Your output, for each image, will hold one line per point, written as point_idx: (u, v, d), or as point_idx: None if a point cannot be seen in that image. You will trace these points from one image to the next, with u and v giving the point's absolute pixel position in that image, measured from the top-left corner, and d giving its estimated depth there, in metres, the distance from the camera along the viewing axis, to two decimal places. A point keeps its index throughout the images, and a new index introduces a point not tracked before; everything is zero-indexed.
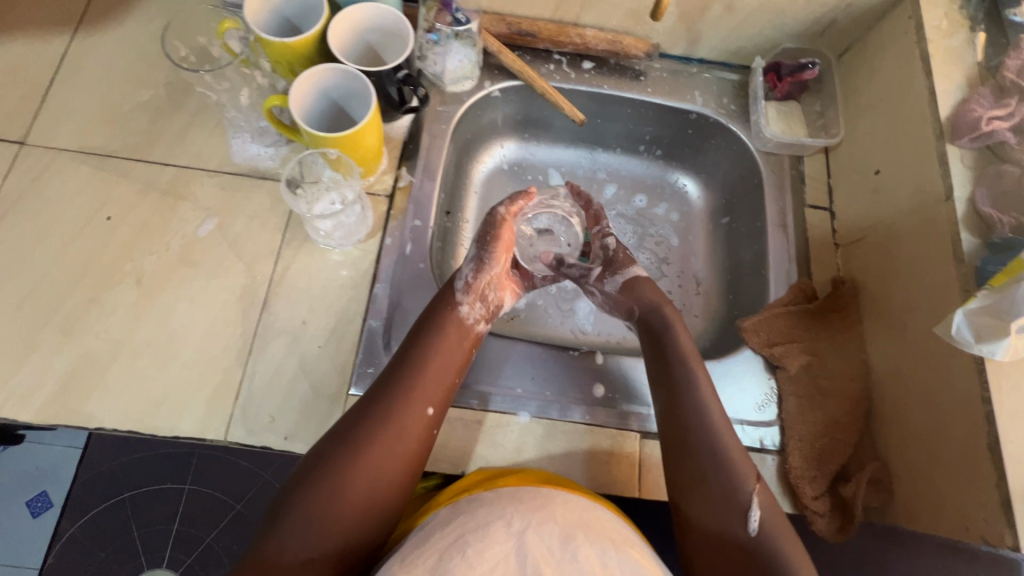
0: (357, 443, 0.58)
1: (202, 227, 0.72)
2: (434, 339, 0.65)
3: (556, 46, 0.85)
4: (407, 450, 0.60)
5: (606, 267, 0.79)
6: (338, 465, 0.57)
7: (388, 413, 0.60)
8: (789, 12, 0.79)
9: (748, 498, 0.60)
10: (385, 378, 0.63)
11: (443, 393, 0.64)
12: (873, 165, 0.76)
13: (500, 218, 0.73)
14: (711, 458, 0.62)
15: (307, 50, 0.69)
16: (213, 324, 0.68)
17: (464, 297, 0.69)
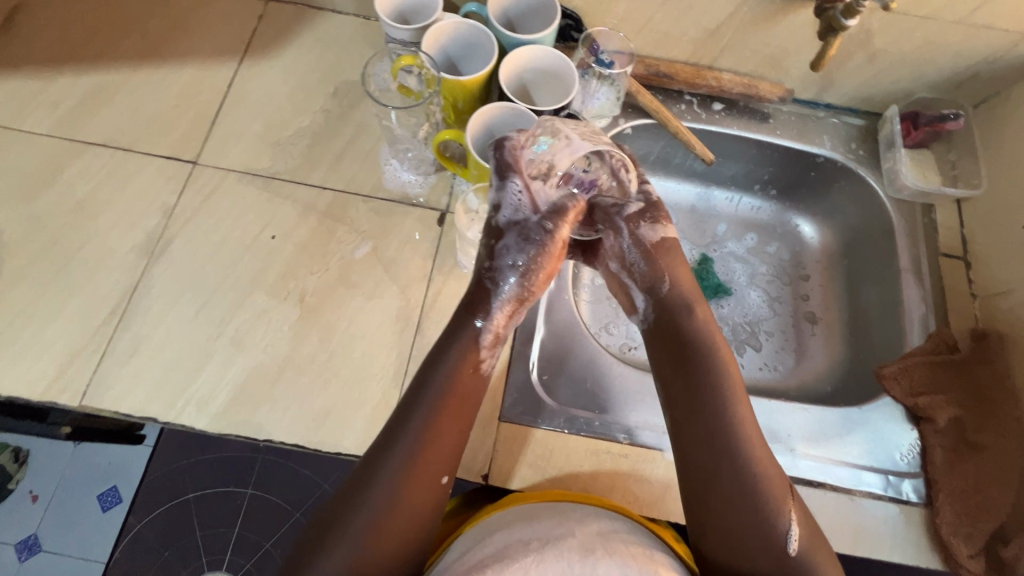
0: (371, 500, 0.56)
1: (358, 249, 0.76)
2: (441, 386, 0.60)
3: (691, 87, 0.87)
4: (431, 498, 0.58)
5: (645, 208, 0.67)
6: (354, 522, 0.56)
7: (401, 469, 0.57)
8: (932, 63, 0.80)
9: (785, 526, 0.60)
10: (390, 431, 0.59)
11: (452, 447, 0.60)
12: (1021, 220, 0.77)
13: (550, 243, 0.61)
14: (742, 491, 0.60)
15: (475, 88, 0.72)
16: (369, 343, 0.71)
17: (488, 337, 0.62)
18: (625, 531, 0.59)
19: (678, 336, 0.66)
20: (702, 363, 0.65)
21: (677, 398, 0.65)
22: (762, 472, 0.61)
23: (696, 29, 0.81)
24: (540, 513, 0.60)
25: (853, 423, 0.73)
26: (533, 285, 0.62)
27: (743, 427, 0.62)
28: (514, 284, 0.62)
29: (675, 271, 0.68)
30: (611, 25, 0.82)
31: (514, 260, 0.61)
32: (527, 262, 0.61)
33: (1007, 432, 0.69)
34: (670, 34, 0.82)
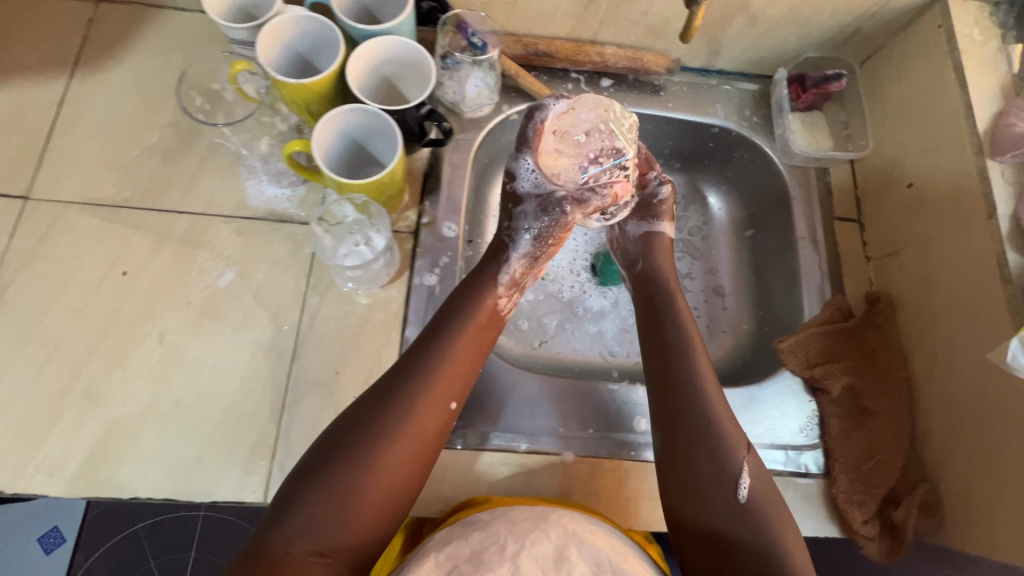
0: (368, 433, 0.56)
1: (222, 277, 0.70)
2: (456, 328, 0.64)
3: (575, 64, 0.82)
4: (429, 439, 0.58)
5: (641, 210, 0.78)
6: (349, 455, 0.55)
7: (406, 404, 0.58)
8: (813, 22, 0.77)
9: (738, 467, 0.60)
10: (402, 369, 0.61)
11: (460, 383, 0.62)
12: (906, 178, 0.74)
13: (567, 221, 0.70)
14: (700, 428, 0.61)
15: (324, 90, 0.65)
16: (241, 380, 0.66)
17: (506, 288, 0.69)
18: (609, 532, 0.56)
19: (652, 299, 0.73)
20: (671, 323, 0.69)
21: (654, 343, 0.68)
22: (723, 415, 0.62)
23: (567, 3, 0.75)
24: (516, 512, 0.55)
25: (756, 402, 0.72)
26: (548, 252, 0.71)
27: (707, 370, 0.65)
28: (526, 247, 0.70)
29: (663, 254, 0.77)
30: (478, 4, 0.76)
31: (531, 227, 0.70)
32: (541, 231, 0.70)
33: (896, 396, 0.70)
34: (543, 10, 0.76)
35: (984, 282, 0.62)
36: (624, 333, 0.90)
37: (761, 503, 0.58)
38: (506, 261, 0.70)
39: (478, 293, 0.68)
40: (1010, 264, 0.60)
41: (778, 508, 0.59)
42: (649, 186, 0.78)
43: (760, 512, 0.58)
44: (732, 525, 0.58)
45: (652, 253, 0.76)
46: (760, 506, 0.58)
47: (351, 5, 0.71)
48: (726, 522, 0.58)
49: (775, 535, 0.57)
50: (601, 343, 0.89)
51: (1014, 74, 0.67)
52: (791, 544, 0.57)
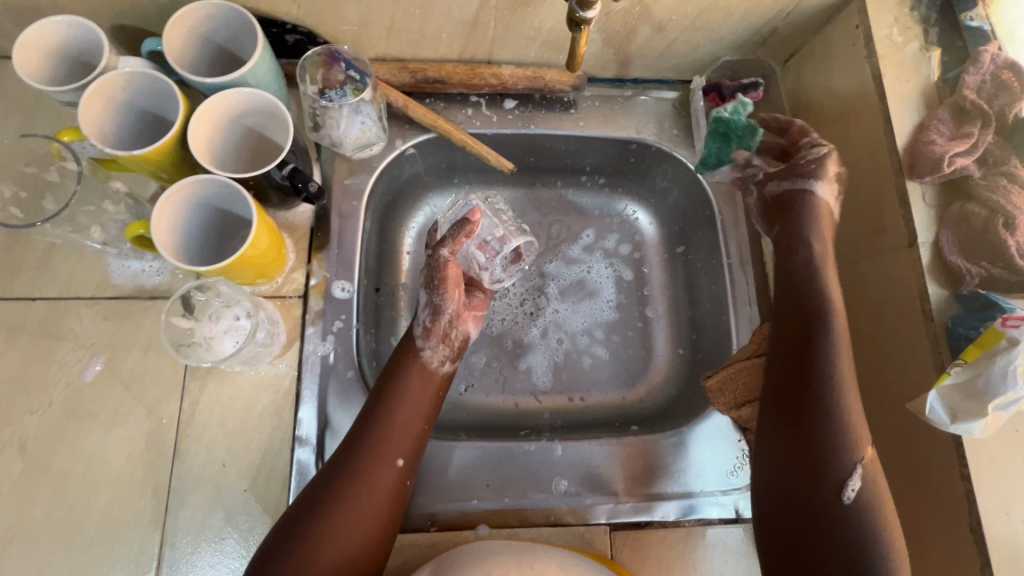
0: (326, 505, 0.54)
1: (88, 370, 0.62)
2: (395, 388, 0.61)
3: (471, 89, 0.74)
4: (386, 503, 0.56)
5: (781, 172, 0.68)
6: (307, 530, 0.52)
7: (358, 470, 0.56)
8: (725, 25, 0.69)
9: (852, 469, 0.52)
10: (354, 434, 0.58)
11: (413, 440, 0.60)
12: None
13: (445, 258, 0.65)
14: (830, 429, 0.54)
15: (166, 158, 0.57)
16: (120, 484, 0.60)
17: (425, 342, 0.65)
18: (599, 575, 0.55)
19: (796, 266, 0.63)
20: (818, 307, 0.59)
21: (790, 324, 0.60)
22: (858, 419, 0.54)
23: (450, 24, 0.67)
24: (501, 554, 0.55)
25: (682, 447, 0.69)
26: (445, 293, 0.65)
27: (847, 362, 0.56)
28: (424, 298, 0.66)
29: (808, 217, 0.64)
30: (349, 32, 0.67)
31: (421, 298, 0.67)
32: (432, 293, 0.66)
33: None
34: (425, 33, 0.68)
35: (907, 318, 0.57)
36: (555, 369, 0.82)
37: (869, 506, 0.51)
38: (415, 318, 0.67)
39: (401, 362, 0.63)
40: (931, 300, 0.55)
41: (881, 508, 0.51)
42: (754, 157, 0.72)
43: (867, 516, 0.51)
44: (820, 525, 0.51)
45: (791, 216, 0.66)
46: (866, 508, 0.51)
47: (199, 49, 0.62)
48: (804, 528, 0.52)
49: (880, 543, 0.50)
50: (530, 382, 0.81)
51: (937, 79, 0.61)
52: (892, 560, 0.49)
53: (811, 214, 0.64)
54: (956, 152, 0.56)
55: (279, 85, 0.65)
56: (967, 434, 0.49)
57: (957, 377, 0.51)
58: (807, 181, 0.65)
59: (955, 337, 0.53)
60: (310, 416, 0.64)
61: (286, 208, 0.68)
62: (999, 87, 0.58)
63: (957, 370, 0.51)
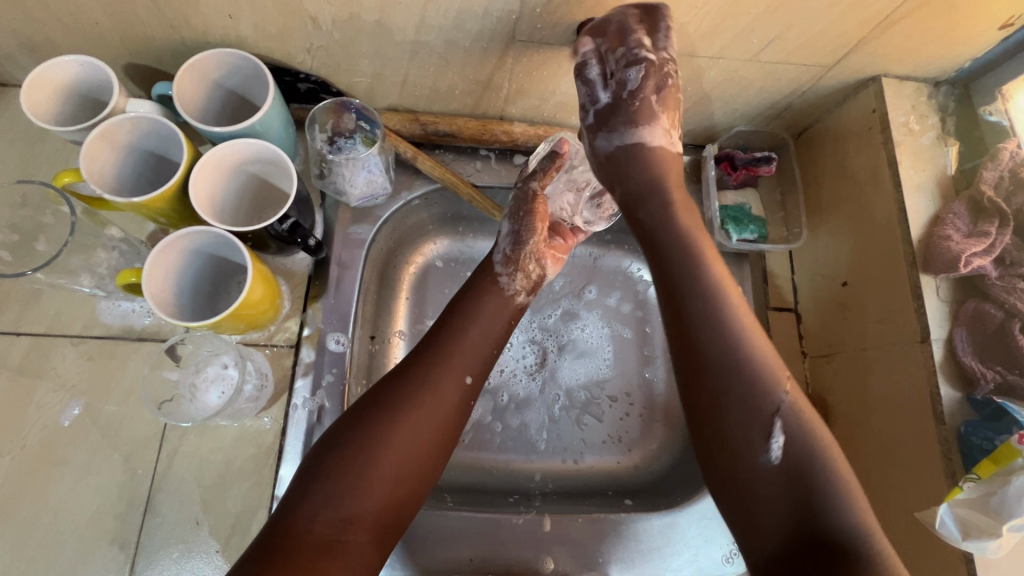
0: (393, 408, 0.52)
1: (66, 413, 0.60)
2: (474, 301, 0.61)
3: (481, 143, 0.74)
4: (450, 414, 0.54)
5: (611, 112, 0.59)
6: (373, 434, 0.50)
7: (425, 378, 0.54)
8: (739, 100, 0.67)
9: (772, 416, 0.49)
10: (429, 345, 0.57)
11: (480, 356, 0.58)
12: (840, 276, 0.67)
13: (534, 191, 0.65)
14: (734, 391, 0.50)
15: (166, 205, 0.56)
16: (86, 535, 0.57)
17: (504, 269, 0.64)
18: None
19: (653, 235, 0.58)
20: (685, 258, 0.55)
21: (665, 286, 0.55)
22: (756, 360, 0.51)
23: (464, 83, 0.66)
24: None
25: (675, 529, 0.66)
26: (532, 227, 0.64)
27: (735, 304, 0.53)
28: (507, 226, 0.65)
29: (645, 171, 0.59)
30: (362, 84, 0.66)
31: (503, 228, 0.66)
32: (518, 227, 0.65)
33: None
34: (438, 89, 0.67)
35: (918, 419, 0.55)
36: (550, 426, 0.79)
37: (801, 452, 0.47)
38: (495, 247, 0.66)
39: (478, 284, 0.63)
40: (943, 402, 0.53)
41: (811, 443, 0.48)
42: (620, 69, 0.56)
43: (806, 465, 0.47)
44: (777, 499, 0.47)
45: (630, 173, 0.60)
46: (803, 456, 0.47)
47: (210, 94, 0.61)
48: (762, 506, 0.47)
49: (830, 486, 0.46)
50: (525, 439, 0.78)
51: (952, 171, 0.62)
52: (853, 496, 0.45)
53: (648, 163, 0.60)
54: (973, 252, 0.55)
55: (289, 134, 0.64)
56: (980, 553, 0.48)
57: (969, 492, 0.49)
58: (633, 120, 0.59)
59: (968, 446, 0.51)
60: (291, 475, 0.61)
61: (285, 255, 0.67)
62: (1017, 185, 0.57)
63: (969, 486, 0.49)
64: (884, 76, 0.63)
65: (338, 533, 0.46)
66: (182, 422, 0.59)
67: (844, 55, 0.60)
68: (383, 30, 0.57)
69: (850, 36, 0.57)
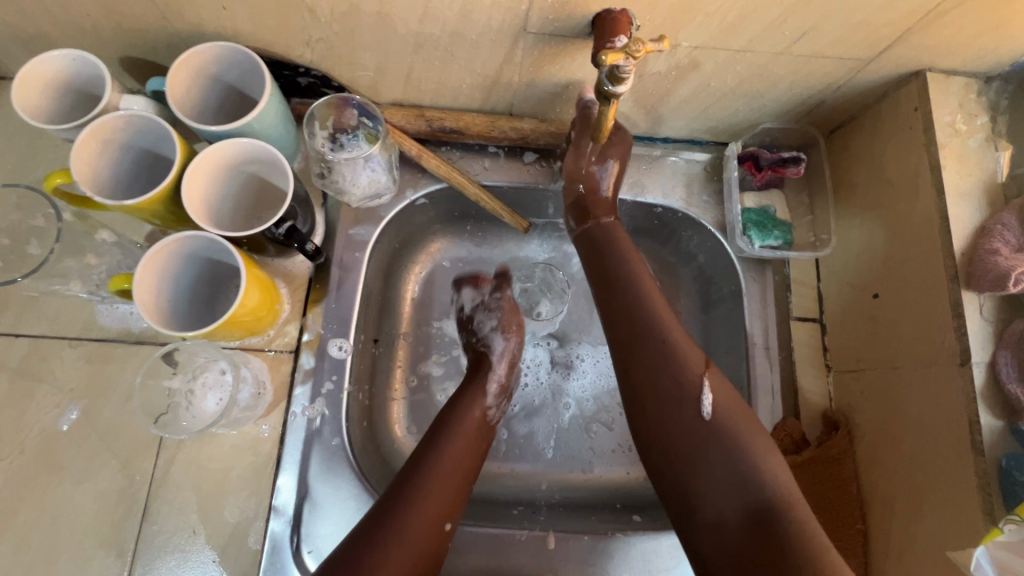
0: (369, 551, 0.50)
1: (64, 418, 0.59)
2: (451, 441, 0.60)
3: (489, 140, 0.70)
4: (422, 559, 0.52)
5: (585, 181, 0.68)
6: (365, 564, 0.49)
7: (403, 516, 0.52)
8: (768, 95, 0.62)
9: (696, 383, 0.55)
10: (405, 480, 0.56)
11: (457, 491, 0.57)
12: (871, 288, 0.62)
13: (503, 299, 0.72)
14: (659, 364, 0.57)
15: (159, 207, 0.54)
16: (83, 544, 0.57)
17: (494, 399, 0.66)
18: None
19: (603, 265, 0.65)
20: None
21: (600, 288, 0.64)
22: (679, 350, 0.57)
23: (472, 77, 0.62)
24: None
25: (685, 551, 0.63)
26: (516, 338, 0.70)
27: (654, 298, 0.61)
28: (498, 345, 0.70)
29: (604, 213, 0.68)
30: (365, 77, 0.63)
31: (489, 325, 0.71)
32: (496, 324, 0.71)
33: (850, 552, 0.58)
34: (445, 83, 0.64)
35: (952, 447, 0.52)
36: (558, 435, 0.76)
37: (725, 417, 0.53)
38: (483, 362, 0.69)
39: (451, 414, 0.62)
40: (983, 432, 0.50)
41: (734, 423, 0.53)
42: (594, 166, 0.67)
43: (727, 427, 0.53)
44: (723, 484, 0.50)
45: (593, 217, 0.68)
46: (722, 423, 0.53)
47: (207, 88, 0.59)
48: (702, 483, 0.51)
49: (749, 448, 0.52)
50: (532, 448, 0.75)
51: (1000, 177, 0.57)
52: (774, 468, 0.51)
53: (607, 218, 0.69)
54: None
55: (288, 131, 0.61)
56: None
57: (1011, 534, 0.46)
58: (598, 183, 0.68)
59: (1010, 481, 0.48)
60: (289, 484, 0.60)
61: (285, 257, 0.65)
62: None
63: (1011, 528, 0.46)
64: (929, 71, 0.58)
65: None
66: (178, 434, 0.58)
67: (885, 47, 0.54)
68: (386, 21, 0.54)
69: (893, 27, 0.51)
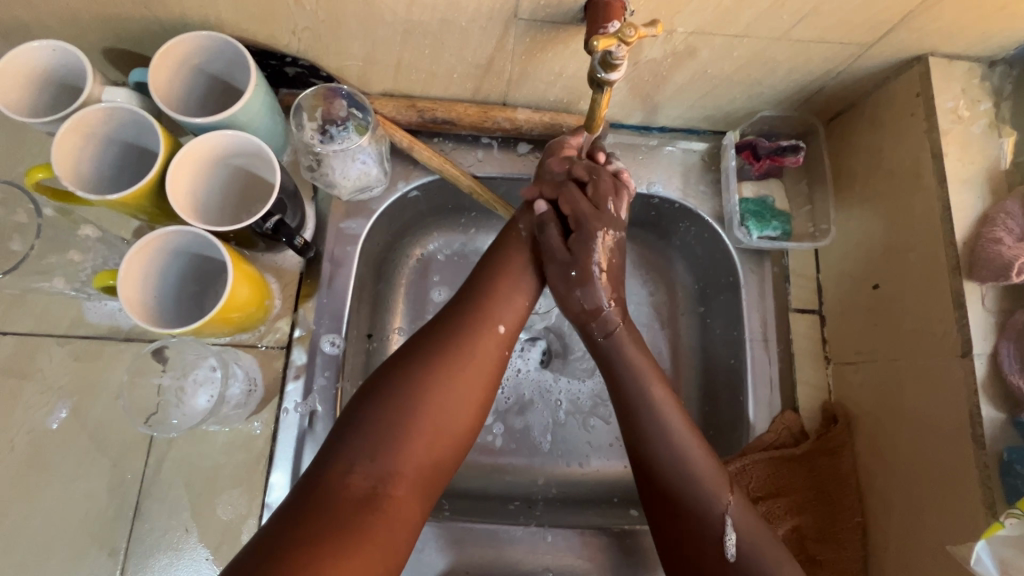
0: (435, 361, 0.52)
1: (54, 416, 0.59)
2: (501, 267, 0.60)
3: (481, 131, 0.69)
4: (486, 380, 0.53)
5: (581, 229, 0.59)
6: (430, 374, 0.51)
7: (462, 333, 0.54)
8: (767, 82, 0.61)
9: (722, 515, 0.51)
10: (461, 298, 0.58)
11: (515, 310, 0.58)
12: (871, 278, 0.61)
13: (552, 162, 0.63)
14: (676, 483, 0.52)
15: (144, 202, 0.53)
16: (75, 542, 0.56)
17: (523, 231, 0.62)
18: None
19: (613, 375, 0.57)
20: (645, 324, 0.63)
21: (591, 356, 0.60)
22: (702, 470, 0.52)
23: (462, 66, 0.61)
24: None
25: None
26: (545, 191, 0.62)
27: (648, 372, 0.57)
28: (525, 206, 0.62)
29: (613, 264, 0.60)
30: (353, 67, 0.61)
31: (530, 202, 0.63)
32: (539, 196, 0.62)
33: (846, 542, 0.58)
34: (435, 72, 0.62)
35: (954, 440, 0.51)
36: (555, 429, 0.75)
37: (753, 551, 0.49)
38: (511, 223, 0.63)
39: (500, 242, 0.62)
40: (983, 424, 0.49)
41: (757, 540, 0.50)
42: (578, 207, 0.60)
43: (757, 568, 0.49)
44: None
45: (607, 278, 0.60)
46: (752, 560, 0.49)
47: (192, 79, 0.57)
48: None
49: None
50: (528, 442, 0.75)
51: (1003, 164, 0.55)
52: None
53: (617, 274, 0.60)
54: None
55: (276, 123, 0.60)
56: None
57: (1010, 529, 0.45)
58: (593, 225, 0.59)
59: (1011, 474, 0.47)
60: (282, 481, 0.59)
61: (274, 252, 0.64)
62: None
63: (1012, 522, 0.45)
64: (931, 55, 0.56)
65: (371, 486, 0.46)
66: (169, 431, 0.58)
67: (887, 31, 0.53)
68: (372, 9, 0.52)
69: (893, 11, 0.50)
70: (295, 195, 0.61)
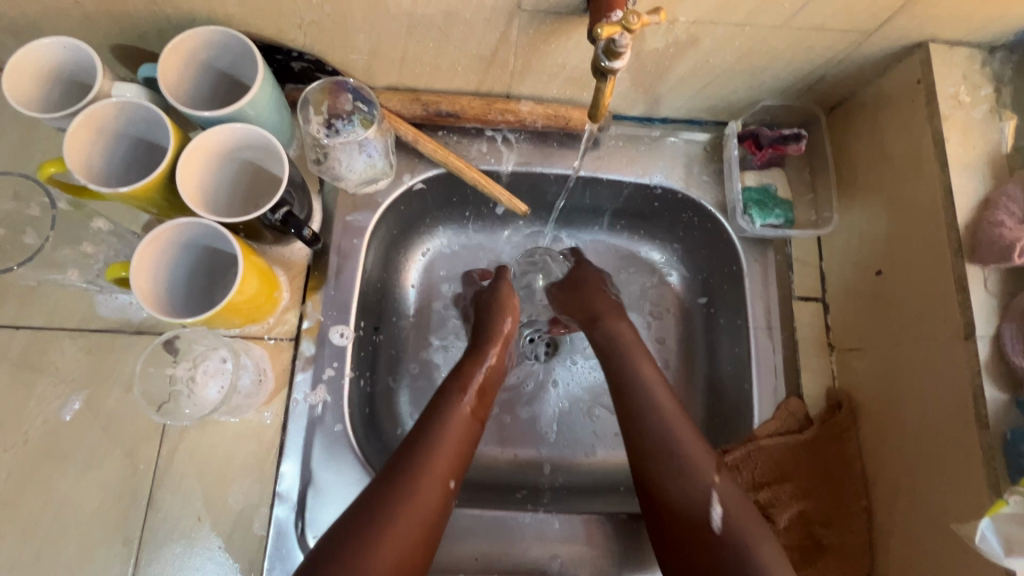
0: (385, 512, 0.51)
1: (66, 408, 0.60)
2: (450, 407, 0.59)
3: (485, 124, 0.69)
4: (432, 520, 0.53)
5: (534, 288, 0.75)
6: (379, 524, 0.50)
7: (412, 477, 0.53)
8: (768, 71, 0.61)
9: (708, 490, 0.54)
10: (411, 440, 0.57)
11: (460, 454, 0.57)
12: (874, 265, 0.62)
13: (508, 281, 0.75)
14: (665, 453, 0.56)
15: (155, 194, 0.53)
16: (88, 533, 0.57)
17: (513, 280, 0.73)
18: None
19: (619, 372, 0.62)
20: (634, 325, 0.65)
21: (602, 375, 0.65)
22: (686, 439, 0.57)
23: (466, 58, 0.61)
24: None
25: None
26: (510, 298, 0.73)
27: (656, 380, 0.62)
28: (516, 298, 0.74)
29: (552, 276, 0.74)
30: (358, 61, 0.62)
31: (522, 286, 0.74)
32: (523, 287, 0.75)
33: (850, 526, 0.58)
34: (440, 65, 0.63)
35: (958, 422, 0.51)
36: (561, 419, 0.76)
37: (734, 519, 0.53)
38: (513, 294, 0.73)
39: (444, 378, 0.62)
40: (987, 405, 0.49)
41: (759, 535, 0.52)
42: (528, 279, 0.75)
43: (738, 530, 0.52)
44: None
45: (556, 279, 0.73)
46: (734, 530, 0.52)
47: (199, 74, 0.58)
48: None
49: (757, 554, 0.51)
50: (534, 432, 0.75)
51: (1005, 149, 0.56)
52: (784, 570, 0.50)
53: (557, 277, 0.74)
54: None
55: (283, 117, 0.61)
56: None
57: (1015, 506, 0.46)
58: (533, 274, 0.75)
59: (1015, 454, 0.47)
60: (293, 471, 0.60)
61: (282, 244, 0.65)
62: None
63: (1016, 499, 0.46)
64: (931, 42, 0.57)
65: None
66: (181, 420, 0.59)
67: (888, 18, 0.53)
68: (378, 2, 0.53)
69: None
70: (304, 186, 0.62)
